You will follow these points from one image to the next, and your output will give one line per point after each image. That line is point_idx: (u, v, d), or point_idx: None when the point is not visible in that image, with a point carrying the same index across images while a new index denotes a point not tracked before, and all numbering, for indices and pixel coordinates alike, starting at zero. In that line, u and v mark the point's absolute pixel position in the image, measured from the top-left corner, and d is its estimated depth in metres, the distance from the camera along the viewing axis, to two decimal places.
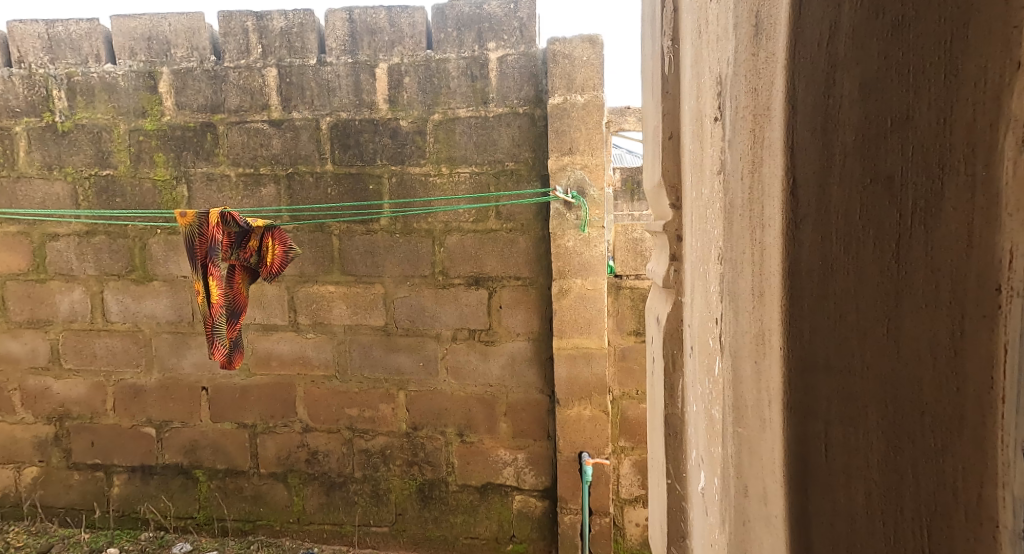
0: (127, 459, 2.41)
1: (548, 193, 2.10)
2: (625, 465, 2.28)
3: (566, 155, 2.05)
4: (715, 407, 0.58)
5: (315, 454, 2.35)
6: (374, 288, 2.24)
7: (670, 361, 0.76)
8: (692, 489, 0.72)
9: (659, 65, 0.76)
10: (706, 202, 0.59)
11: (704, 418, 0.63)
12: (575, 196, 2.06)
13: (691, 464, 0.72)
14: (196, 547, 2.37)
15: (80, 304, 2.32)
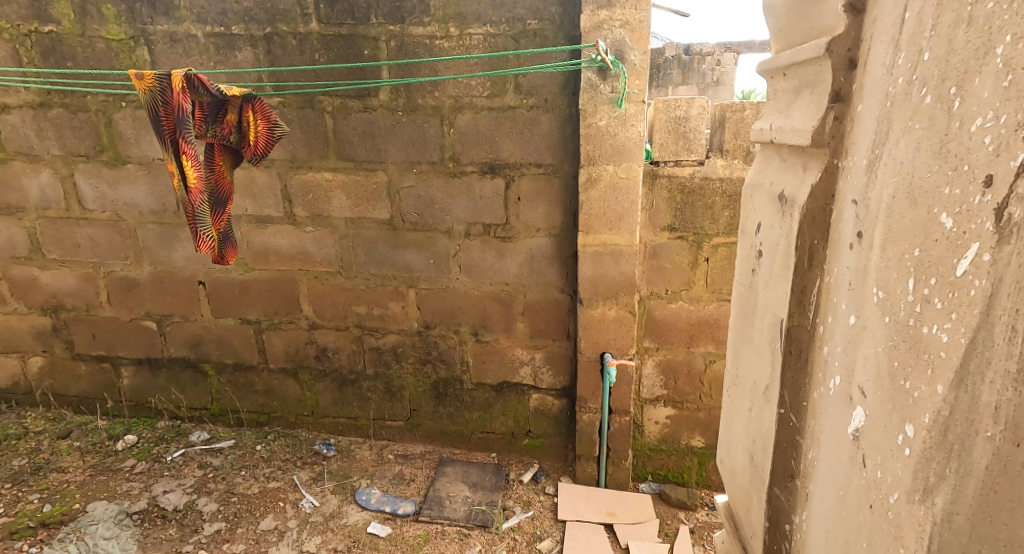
0: (132, 352, 2.34)
1: (579, 58, 1.74)
2: (648, 366, 2.18)
3: (603, 9, 1.67)
4: (927, 306, 0.43)
5: (325, 351, 2.26)
6: (376, 175, 1.98)
7: (806, 253, 0.62)
8: (830, 408, 0.59)
9: None
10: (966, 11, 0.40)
11: (885, 322, 0.48)
12: (614, 62, 1.71)
13: (833, 378, 0.58)
14: (212, 436, 2.66)
15: (51, 189, 2.10)
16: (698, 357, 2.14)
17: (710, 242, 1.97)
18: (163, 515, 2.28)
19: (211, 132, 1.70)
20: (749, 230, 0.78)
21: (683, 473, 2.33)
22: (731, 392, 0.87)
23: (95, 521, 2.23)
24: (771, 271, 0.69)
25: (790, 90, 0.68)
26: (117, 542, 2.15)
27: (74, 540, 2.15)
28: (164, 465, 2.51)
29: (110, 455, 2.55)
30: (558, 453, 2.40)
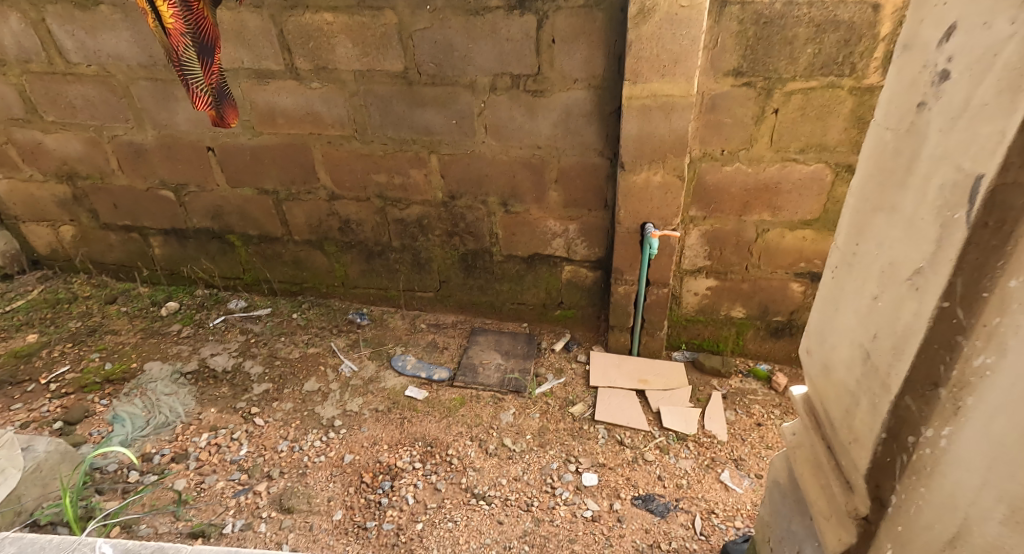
0: (158, 222, 2.30)
1: None
2: (693, 236, 2.01)
3: None
4: None
5: (348, 223, 2.17)
6: (384, 16, 1.69)
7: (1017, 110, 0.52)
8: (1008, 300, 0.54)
9: None
10: None
11: None
12: None
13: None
14: (250, 304, 2.74)
15: (25, 38, 1.89)
16: (750, 226, 1.94)
17: (783, 89, 1.66)
18: (215, 375, 2.44)
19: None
20: (927, 42, 0.63)
21: (719, 343, 2.31)
22: (836, 279, 0.82)
23: (153, 379, 2.39)
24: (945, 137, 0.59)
25: None
26: (177, 398, 2.33)
27: (138, 395, 2.33)
28: (209, 330, 2.62)
29: (157, 319, 2.66)
30: (590, 323, 2.49)
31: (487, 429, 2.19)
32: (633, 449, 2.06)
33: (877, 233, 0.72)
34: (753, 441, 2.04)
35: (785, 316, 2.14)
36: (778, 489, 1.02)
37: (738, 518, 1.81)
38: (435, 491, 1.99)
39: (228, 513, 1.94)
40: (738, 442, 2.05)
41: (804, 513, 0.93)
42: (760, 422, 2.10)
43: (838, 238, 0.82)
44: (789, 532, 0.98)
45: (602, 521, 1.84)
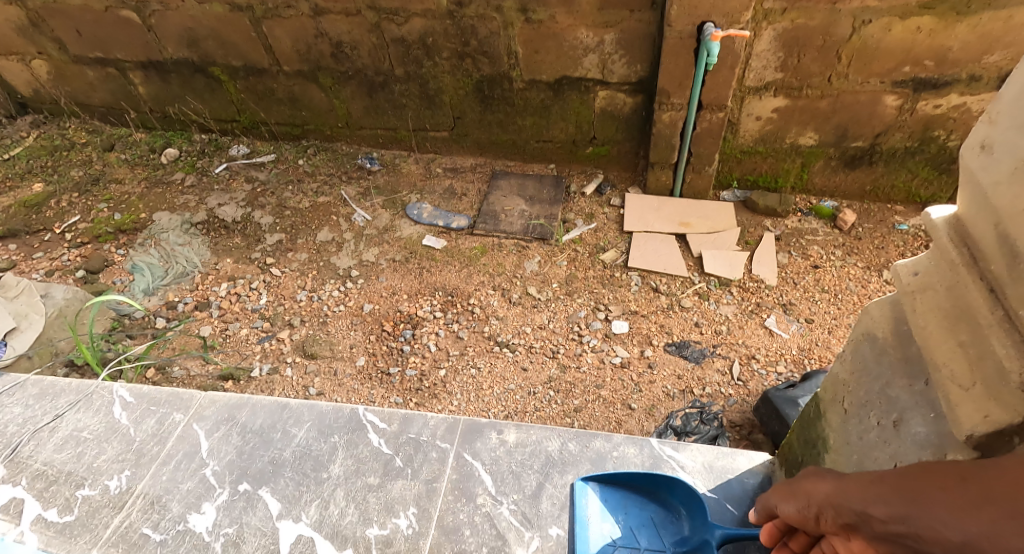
0: (130, 54, 2.15)
1: None
2: (765, 39, 1.64)
3: None
4: None
5: (341, 47, 1.94)
6: None
7: None
8: None
9: None
10: None
11: None
12: None
13: None
14: (252, 150, 2.51)
15: None
16: (846, 18, 1.55)
17: None
18: (225, 226, 2.29)
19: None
20: None
21: (776, 179, 2.03)
22: None
23: (165, 230, 2.28)
24: None
25: None
26: (192, 249, 2.23)
27: (153, 246, 2.24)
28: (212, 178, 2.43)
29: (158, 168, 2.48)
30: (625, 160, 2.15)
31: (510, 279, 2.02)
32: (669, 295, 1.87)
33: None
34: (807, 285, 1.82)
35: (866, 141, 1.85)
36: (869, 344, 0.82)
37: (781, 364, 1.65)
38: (458, 339, 1.89)
39: (256, 358, 1.92)
40: (787, 285, 1.83)
41: (914, 375, 0.73)
42: (816, 265, 1.86)
43: None
44: (882, 396, 0.79)
45: (631, 367, 1.72)
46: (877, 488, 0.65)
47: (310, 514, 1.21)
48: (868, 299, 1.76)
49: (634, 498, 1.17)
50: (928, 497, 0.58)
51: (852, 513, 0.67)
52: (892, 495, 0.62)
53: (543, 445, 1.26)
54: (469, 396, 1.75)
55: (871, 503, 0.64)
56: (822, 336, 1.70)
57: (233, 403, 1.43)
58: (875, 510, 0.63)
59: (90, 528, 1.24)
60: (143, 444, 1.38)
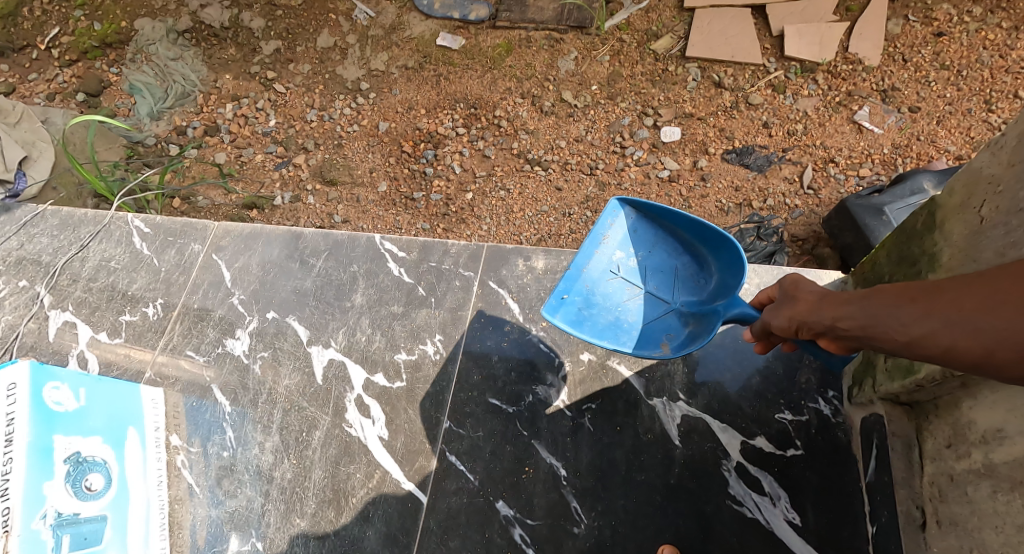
0: None
1: None
2: None
3: None
4: None
5: None
6: None
7: None
8: None
9: None
10: None
11: None
12: None
13: None
14: None
15: None
16: None
17: None
18: (215, 34, 2.01)
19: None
20: None
21: None
22: None
23: (152, 41, 2.01)
24: None
25: None
26: (187, 65, 2.00)
27: (145, 62, 2.01)
28: None
29: None
30: None
31: (541, 83, 1.72)
32: (735, 92, 1.56)
33: None
34: (922, 60, 1.47)
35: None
36: None
37: (866, 166, 1.40)
38: (484, 159, 1.69)
39: (276, 187, 1.80)
40: (894, 64, 1.48)
41: None
42: (940, 33, 1.48)
43: None
44: None
45: (681, 181, 1.50)
46: (849, 298, 0.61)
47: (339, 342, 1.12)
48: (1004, 72, 1.42)
49: (670, 242, 1.01)
50: (901, 310, 0.55)
51: (816, 325, 0.65)
52: (862, 313, 0.59)
53: None
54: (499, 220, 1.60)
55: (841, 312, 0.61)
56: (927, 128, 1.41)
57: (249, 233, 1.27)
58: (840, 323, 0.61)
59: (139, 346, 1.20)
60: (169, 274, 1.27)
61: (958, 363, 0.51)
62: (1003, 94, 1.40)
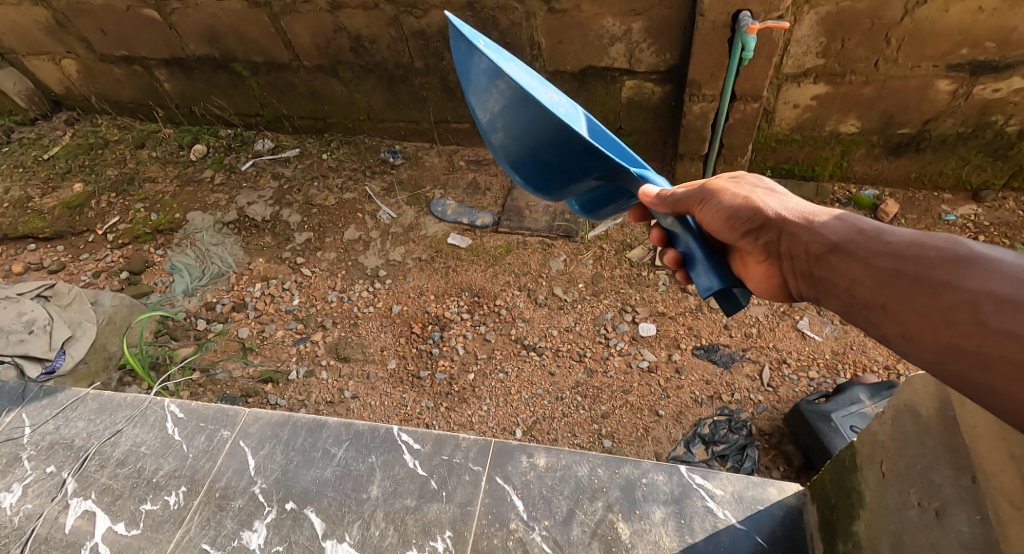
0: (156, 53, 2.00)
1: None
2: (806, 25, 1.56)
3: None
4: None
5: (360, 43, 1.78)
6: None
7: None
8: None
9: None
10: None
11: None
12: None
13: None
14: (277, 144, 2.47)
15: None
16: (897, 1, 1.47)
17: None
18: (255, 225, 2.30)
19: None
20: None
21: (815, 167, 1.94)
22: None
23: (199, 230, 2.30)
24: None
25: None
26: (226, 249, 2.25)
27: (189, 246, 2.27)
28: (240, 175, 2.40)
29: (189, 166, 2.46)
30: (654, 151, 1.95)
31: (536, 278, 2.00)
32: (698, 297, 1.84)
33: None
34: None
35: (913, 127, 1.75)
36: (911, 416, 0.83)
37: (813, 368, 1.63)
38: (485, 342, 1.89)
39: (292, 360, 1.95)
40: None
41: (960, 467, 0.74)
42: None
43: None
44: (922, 475, 0.80)
45: (659, 372, 1.70)
46: (873, 245, 0.71)
47: (353, 535, 1.22)
48: None
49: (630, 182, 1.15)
50: (900, 272, 0.66)
51: (818, 248, 0.77)
52: (871, 258, 0.70)
53: (572, 470, 1.26)
54: (498, 402, 1.75)
55: (864, 247, 0.72)
56: (858, 338, 1.68)
57: (278, 420, 1.42)
58: (839, 257, 0.74)
59: (155, 541, 1.26)
60: (196, 462, 1.38)
61: (889, 323, 0.67)
62: None
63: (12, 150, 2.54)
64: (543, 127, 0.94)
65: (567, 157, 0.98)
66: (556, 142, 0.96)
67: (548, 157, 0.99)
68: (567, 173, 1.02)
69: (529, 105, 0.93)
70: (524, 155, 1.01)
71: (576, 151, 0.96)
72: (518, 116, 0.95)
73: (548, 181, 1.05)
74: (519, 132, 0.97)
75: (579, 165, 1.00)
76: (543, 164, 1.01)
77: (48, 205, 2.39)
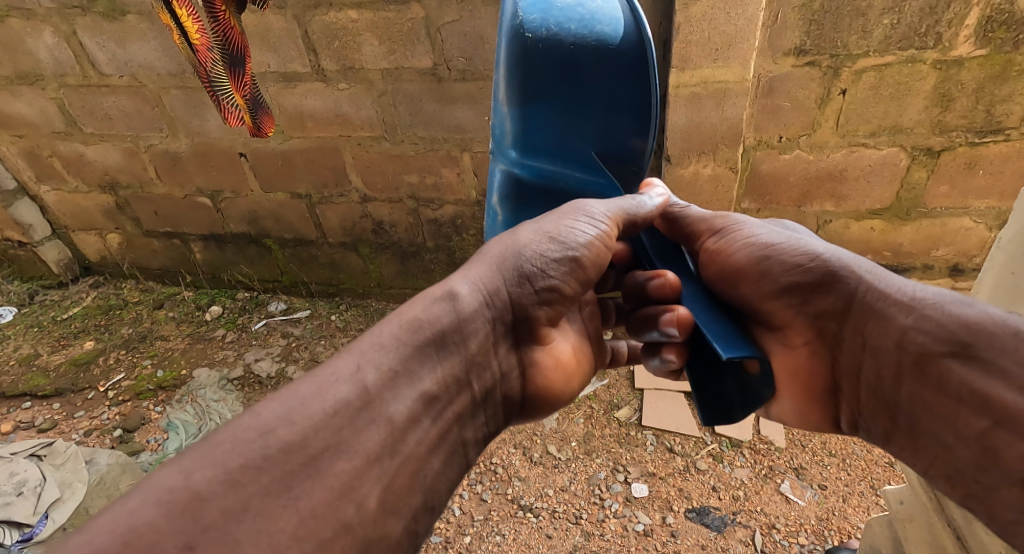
0: (196, 229, 2.35)
1: None
2: None
3: None
4: None
5: (381, 225, 2.11)
6: (412, 10, 1.56)
7: None
8: None
9: None
10: None
11: None
12: None
13: None
14: (290, 305, 2.51)
15: (22, 64, 1.96)
16: (811, 217, 1.81)
17: (853, 67, 1.50)
18: (259, 381, 2.25)
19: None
20: None
21: None
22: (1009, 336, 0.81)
23: (203, 385, 2.27)
24: None
25: None
26: (225, 404, 2.18)
27: (189, 402, 2.22)
28: (251, 334, 2.44)
29: (202, 324, 2.53)
30: None
31: (530, 437, 2.11)
32: (684, 457, 1.96)
33: None
34: (815, 447, 1.95)
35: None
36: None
37: (802, 534, 1.71)
38: (481, 502, 1.93)
39: None
40: (796, 448, 1.95)
41: None
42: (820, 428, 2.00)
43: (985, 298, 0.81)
44: None
45: (655, 535, 1.76)
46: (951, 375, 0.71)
47: None
48: (874, 464, 1.89)
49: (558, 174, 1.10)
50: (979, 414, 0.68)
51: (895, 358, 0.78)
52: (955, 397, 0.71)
53: None
54: None
55: (946, 371, 0.72)
56: (838, 503, 1.79)
57: None
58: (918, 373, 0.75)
59: None
60: None
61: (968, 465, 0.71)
62: (881, 480, 1.84)
63: (33, 310, 2.66)
64: (616, 77, 1.02)
65: (601, 110, 1.05)
66: (616, 90, 1.03)
67: (592, 88, 1.03)
68: (578, 129, 1.07)
69: (623, 49, 1.00)
70: (564, 65, 1.01)
71: (618, 117, 1.05)
72: (578, 51, 1.00)
73: (549, 115, 1.06)
74: (584, 52, 1.00)
75: (598, 128, 1.06)
76: (573, 98, 1.04)
77: (55, 362, 2.44)
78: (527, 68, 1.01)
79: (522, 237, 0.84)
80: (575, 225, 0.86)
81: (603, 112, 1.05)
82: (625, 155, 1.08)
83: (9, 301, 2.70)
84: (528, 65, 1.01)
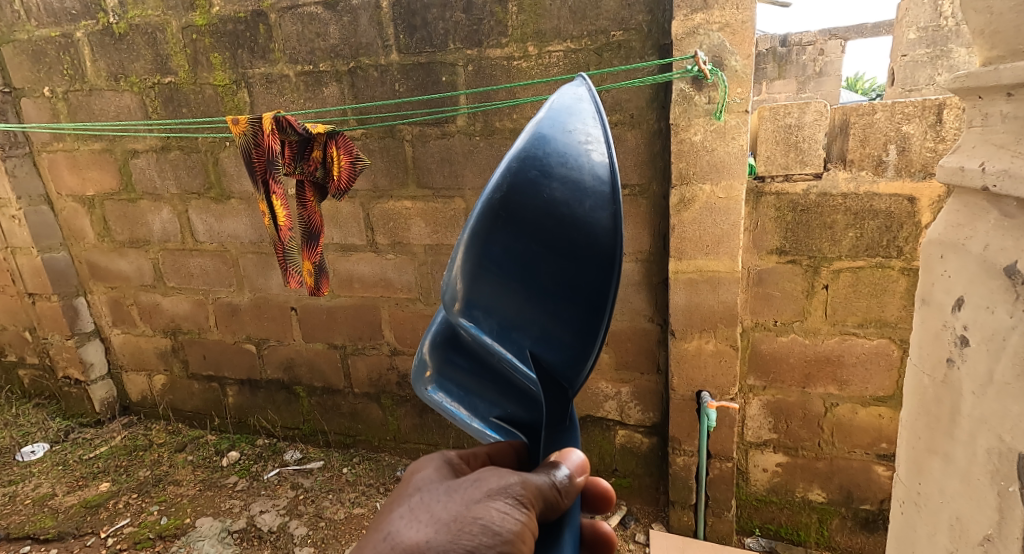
0: (236, 373, 2.56)
1: (719, 112, 1.57)
2: (754, 406, 1.96)
3: (687, 35, 1.55)
4: (1013, 483, 0.59)
5: (405, 378, 2.26)
6: (454, 203, 1.93)
7: (943, 419, 0.68)
8: None
9: (985, 124, 0.66)
10: (966, 275, 0.64)
11: (1006, 497, 0.60)
12: (716, 112, 1.58)
13: (997, 541, 0.62)
14: (305, 455, 2.51)
15: (139, 229, 2.42)
16: (816, 399, 1.89)
17: (830, 267, 1.74)
18: (259, 536, 2.13)
19: (304, 126, 1.76)
20: (940, 304, 0.68)
21: (798, 531, 2.04)
22: (901, 517, 0.78)
23: (202, 537, 2.14)
24: (932, 426, 0.70)
25: (928, 284, 0.70)
26: None
27: None
28: (262, 484, 2.39)
29: (217, 470, 2.50)
30: (648, 492, 2.16)
31: None
32: None
33: (937, 480, 0.70)
34: None
35: (874, 504, 1.93)
36: None
37: None
38: None
39: None
40: None
41: None
42: None
43: (898, 472, 0.79)
44: None
45: None
46: None
47: None
48: None
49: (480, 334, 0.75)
50: None
51: None
52: None
53: None
54: None
55: None
56: None
57: None
58: None
59: None
60: None
61: None
62: None
63: (63, 447, 2.71)
64: (577, 270, 0.69)
65: (549, 303, 0.71)
66: (571, 289, 0.70)
67: (543, 277, 0.70)
68: (515, 319, 0.73)
69: (595, 239, 0.68)
70: (519, 238, 0.69)
71: (565, 319, 0.71)
72: (539, 221, 0.67)
73: (488, 291, 0.72)
74: (544, 228, 0.68)
75: (542, 325, 0.72)
76: (519, 283, 0.71)
77: (67, 503, 2.37)
78: (476, 226, 0.68)
79: (427, 534, 0.71)
80: (491, 511, 0.70)
81: (551, 306, 0.71)
82: (560, 371, 0.74)
83: (44, 437, 2.77)
84: (479, 226, 0.68)
